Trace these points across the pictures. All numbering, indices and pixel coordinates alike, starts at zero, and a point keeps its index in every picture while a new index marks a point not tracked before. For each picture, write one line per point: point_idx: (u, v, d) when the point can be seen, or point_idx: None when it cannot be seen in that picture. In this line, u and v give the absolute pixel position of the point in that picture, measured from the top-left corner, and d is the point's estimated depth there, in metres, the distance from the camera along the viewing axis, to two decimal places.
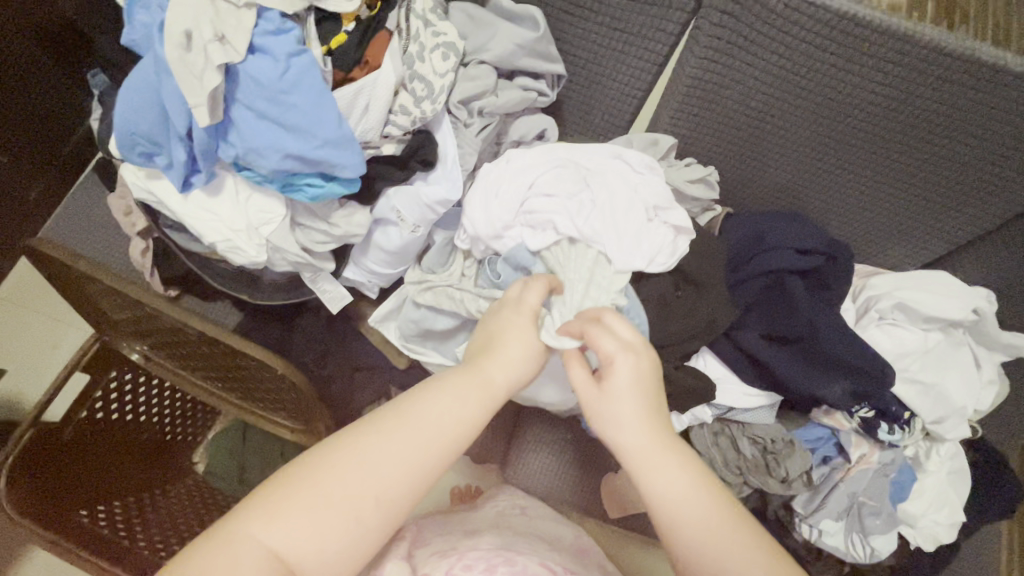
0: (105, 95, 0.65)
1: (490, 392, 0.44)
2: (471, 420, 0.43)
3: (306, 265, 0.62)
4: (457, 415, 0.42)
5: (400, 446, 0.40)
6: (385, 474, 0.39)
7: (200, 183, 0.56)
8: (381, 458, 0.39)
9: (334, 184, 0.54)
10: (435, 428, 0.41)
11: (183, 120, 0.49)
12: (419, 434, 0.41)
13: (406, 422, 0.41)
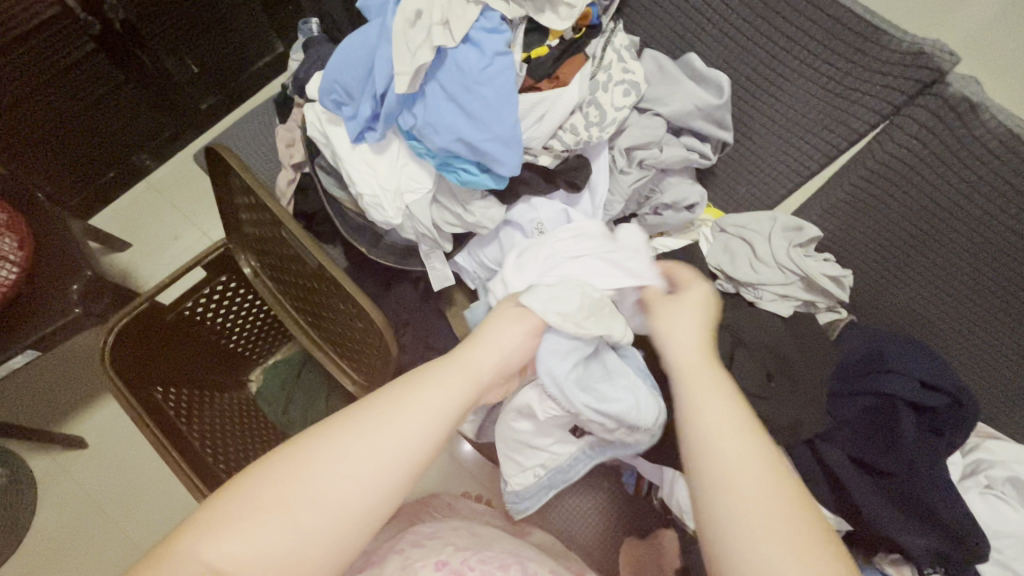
0: (315, 42, 0.73)
1: (466, 381, 0.45)
2: (443, 418, 0.43)
3: (429, 241, 0.67)
4: (446, 401, 0.43)
5: (375, 434, 0.40)
6: (349, 477, 0.39)
7: (369, 139, 0.61)
8: (359, 445, 0.40)
9: (486, 176, 0.57)
10: (406, 434, 0.41)
11: (383, 83, 0.55)
12: (395, 421, 0.41)
13: (384, 413, 0.41)
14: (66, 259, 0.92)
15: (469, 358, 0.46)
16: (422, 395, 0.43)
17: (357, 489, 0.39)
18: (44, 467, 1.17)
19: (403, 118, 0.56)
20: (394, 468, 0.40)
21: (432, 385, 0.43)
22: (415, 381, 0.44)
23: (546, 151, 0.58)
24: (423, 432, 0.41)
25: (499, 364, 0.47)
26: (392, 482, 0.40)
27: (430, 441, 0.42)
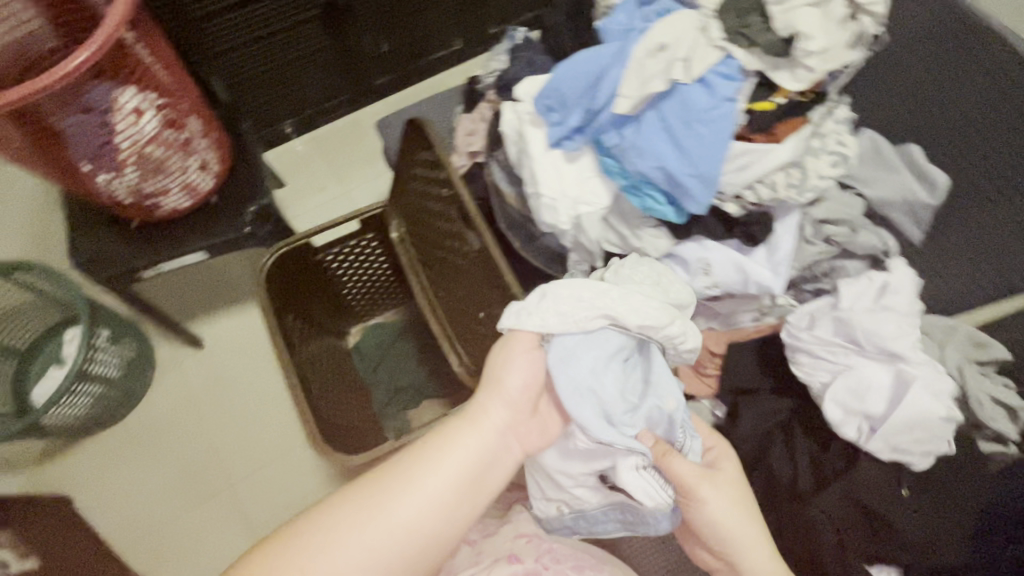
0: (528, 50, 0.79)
1: (485, 428, 0.61)
2: (476, 456, 0.60)
3: (584, 254, 0.70)
4: (473, 441, 0.61)
5: (421, 483, 0.58)
6: (420, 504, 0.58)
7: (563, 147, 0.65)
8: (420, 486, 0.58)
9: (669, 208, 0.60)
10: (451, 469, 0.59)
11: (603, 100, 0.58)
12: (432, 471, 0.59)
13: (426, 466, 0.59)
14: (251, 184, 1.05)
15: (476, 411, 0.61)
16: (450, 450, 0.60)
17: (419, 518, 0.57)
18: (169, 353, 1.34)
19: (606, 136, 0.59)
20: (442, 496, 0.58)
21: (454, 439, 0.60)
22: (435, 443, 0.61)
23: (733, 199, 0.58)
24: (457, 471, 0.59)
25: (509, 410, 0.62)
26: (446, 507, 0.58)
27: (466, 475, 0.60)
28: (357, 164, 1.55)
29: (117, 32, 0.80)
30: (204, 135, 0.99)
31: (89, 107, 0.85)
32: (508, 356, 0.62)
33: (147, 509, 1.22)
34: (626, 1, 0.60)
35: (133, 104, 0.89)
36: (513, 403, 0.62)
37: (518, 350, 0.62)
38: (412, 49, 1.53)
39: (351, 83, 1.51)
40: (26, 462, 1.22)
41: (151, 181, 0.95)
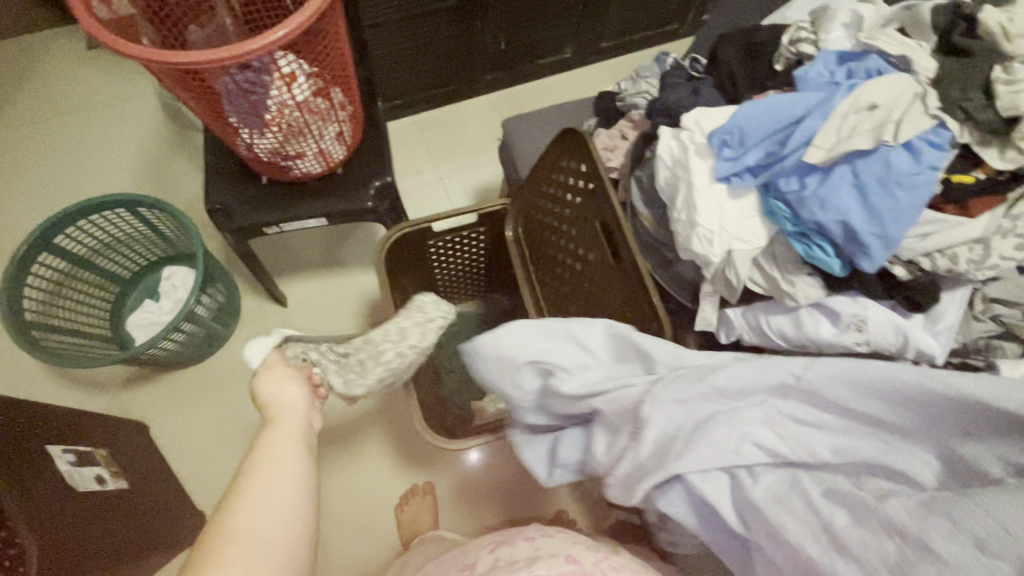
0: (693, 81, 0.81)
1: (287, 431, 0.70)
2: (290, 454, 0.66)
3: (723, 288, 0.71)
4: (283, 450, 0.66)
5: (258, 499, 0.59)
6: (271, 500, 0.60)
7: (730, 183, 0.67)
8: (257, 503, 0.59)
9: (833, 261, 0.61)
10: (279, 466, 0.64)
11: (793, 145, 0.60)
12: (266, 478, 0.62)
13: (248, 489, 0.61)
14: (378, 161, 1.09)
15: (275, 431, 0.70)
16: (270, 462, 0.64)
17: (272, 522, 0.58)
18: (254, 305, 1.38)
19: (785, 180, 0.60)
20: (288, 498, 0.61)
21: (268, 457, 0.65)
22: (258, 464, 0.64)
23: (904, 262, 0.59)
24: (291, 466, 0.65)
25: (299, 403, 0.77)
26: (295, 502, 0.62)
27: (296, 464, 0.66)
28: (455, 153, 1.58)
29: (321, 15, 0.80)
30: (343, 108, 1.02)
31: (252, 68, 0.89)
32: (291, 402, 0.77)
33: (215, 452, 1.26)
34: (826, 53, 0.63)
35: (290, 71, 0.92)
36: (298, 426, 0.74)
37: (286, 411, 0.74)
38: (527, 51, 1.56)
39: (463, 76, 1.55)
40: (113, 385, 1.28)
41: (290, 144, 0.99)
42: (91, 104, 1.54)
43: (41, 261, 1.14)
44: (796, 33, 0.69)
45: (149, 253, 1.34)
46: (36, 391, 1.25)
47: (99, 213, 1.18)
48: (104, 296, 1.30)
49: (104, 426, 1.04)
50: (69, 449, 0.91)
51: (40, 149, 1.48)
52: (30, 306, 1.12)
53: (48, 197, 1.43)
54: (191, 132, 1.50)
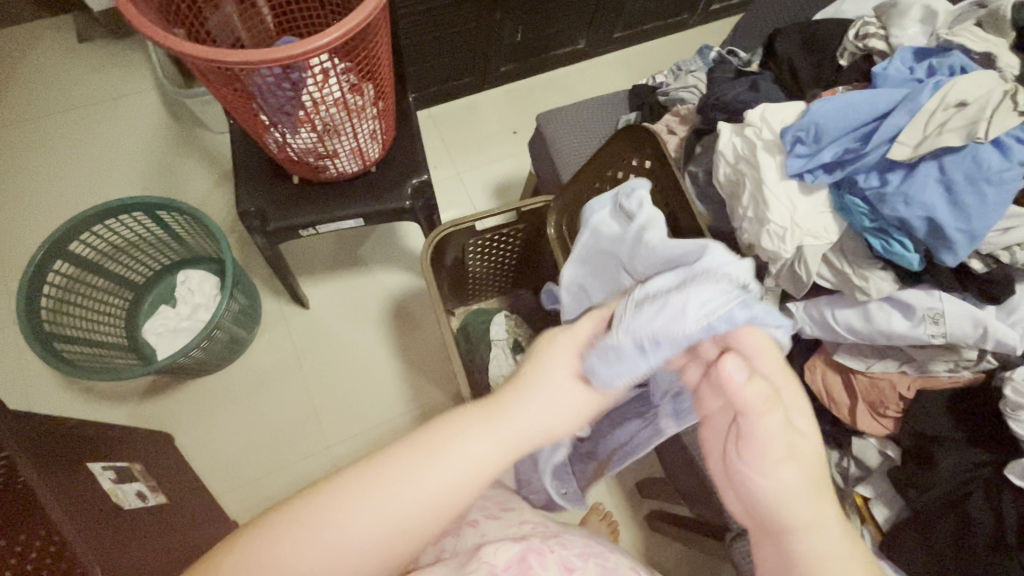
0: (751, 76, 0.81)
1: (503, 441, 0.44)
2: (479, 467, 0.43)
3: (790, 283, 0.71)
4: (476, 447, 0.43)
5: (396, 500, 0.40)
6: (401, 505, 0.40)
7: (801, 179, 0.66)
8: (380, 502, 0.40)
9: (913, 257, 0.62)
10: (449, 476, 0.42)
11: (877, 142, 0.61)
12: (422, 491, 0.41)
13: (411, 479, 0.41)
14: (412, 158, 1.06)
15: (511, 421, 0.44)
16: (446, 465, 0.42)
17: (371, 553, 0.39)
18: (275, 307, 1.34)
19: (864, 177, 0.62)
20: (413, 531, 0.40)
21: (465, 430, 0.43)
22: (451, 440, 0.43)
23: (981, 255, 0.62)
24: (470, 480, 0.42)
25: (570, 415, 0.46)
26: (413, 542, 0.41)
27: (472, 487, 0.42)
28: (471, 147, 1.55)
29: (369, 14, 0.75)
30: (376, 103, 0.94)
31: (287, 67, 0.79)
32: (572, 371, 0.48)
33: (242, 458, 1.22)
34: (902, 50, 0.66)
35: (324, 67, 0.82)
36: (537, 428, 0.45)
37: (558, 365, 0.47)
38: (542, 43, 1.54)
39: (479, 68, 1.52)
40: (132, 396, 1.23)
41: (323, 144, 0.94)
42: (88, 101, 1.46)
43: (55, 269, 1.08)
44: (864, 28, 0.73)
45: (164, 257, 1.29)
46: (51, 404, 1.19)
47: (114, 217, 1.12)
48: (119, 303, 1.24)
49: (137, 440, 1.00)
50: (107, 466, 0.88)
51: (35, 151, 1.40)
52: (47, 317, 1.06)
53: (48, 201, 1.36)
54: (197, 130, 1.44)
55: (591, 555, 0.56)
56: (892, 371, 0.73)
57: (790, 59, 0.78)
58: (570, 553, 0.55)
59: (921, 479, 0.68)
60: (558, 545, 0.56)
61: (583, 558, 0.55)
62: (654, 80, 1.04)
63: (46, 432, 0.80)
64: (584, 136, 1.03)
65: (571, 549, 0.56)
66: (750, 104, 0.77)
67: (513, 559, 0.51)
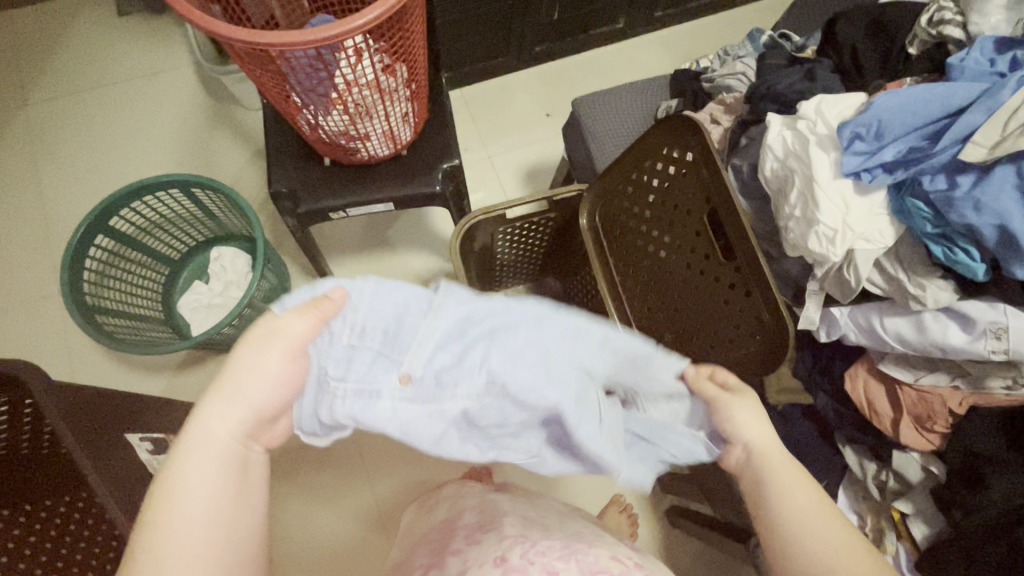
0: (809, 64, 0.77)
1: (251, 418, 0.44)
2: (233, 437, 0.44)
3: (835, 287, 0.68)
4: (223, 427, 0.44)
5: (182, 480, 0.42)
6: (203, 492, 0.42)
7: (858, 179, 0.62)
8: (178, 504, 0.42)
9: (979, 267, 0.58)
10: (215, 445, 0.43)
11: (947, 141, 0.57)
12: (191, 467, 0.42)
13: (163, 496, 0.42)
14: (443, 142, 1.04)
15: (207, 420, 0.43)
16: (195, 451, 0.43)
17: (190, 544, 0.41)
18: (303, 286, 1.36)
19: (930, 179, 0.58)
20: (215, 493, 0.43)
21: (202, 416, 0.43)
22: (189, 432, 0.43)
23: None
24: (233, 443, 0.44)
25: (281, 370, 0.44)
26: (227, 492, 0.43)
27: (237, 450, 0.44)
28: (502, 130, 1.52)
29: None
30: (407, 86, 0.92)
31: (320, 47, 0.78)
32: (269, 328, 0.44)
33: None
34: (983, 39, 0.61)
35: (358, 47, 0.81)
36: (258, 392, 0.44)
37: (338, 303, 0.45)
38: (579, 22, 1.48)
39: (513, 47, 1.48)
40: (166, 367, 1.27)
41: (355, 127, 0.92)
42: (126, 76, 1.48)
43: (96, 244, 1.11)
44: (939, 12, 0.67)
45: (197, 234, 1.31)
46: (91, 371, 1.24)
47: (151, 193, 1.14)
48: (155, 277, 1.27)
49: (174, 413, 1.03)
50: (144, 437, 0.91)
51: (75, 125, 1.43)
52: (88, 290, 1.10)
53: (89, 174, 1.39)
54: (230, 106, 1.45)
55: (573, 554, 0.55)
56: (942, 385, 0.69)
57: (852, 46, 0.75)
58: (551, 558, 0.54)
59: (969, 500, 0.66)
60: (538, 553, 0.55)
61: (566, 559, 0.54)
62: (699, 64, 1.00)
63: (93, 399, 0.82)
64: (621, 121, 0.99)
65: (552, 553, 0.55)
66: (804, 94, 0.73)
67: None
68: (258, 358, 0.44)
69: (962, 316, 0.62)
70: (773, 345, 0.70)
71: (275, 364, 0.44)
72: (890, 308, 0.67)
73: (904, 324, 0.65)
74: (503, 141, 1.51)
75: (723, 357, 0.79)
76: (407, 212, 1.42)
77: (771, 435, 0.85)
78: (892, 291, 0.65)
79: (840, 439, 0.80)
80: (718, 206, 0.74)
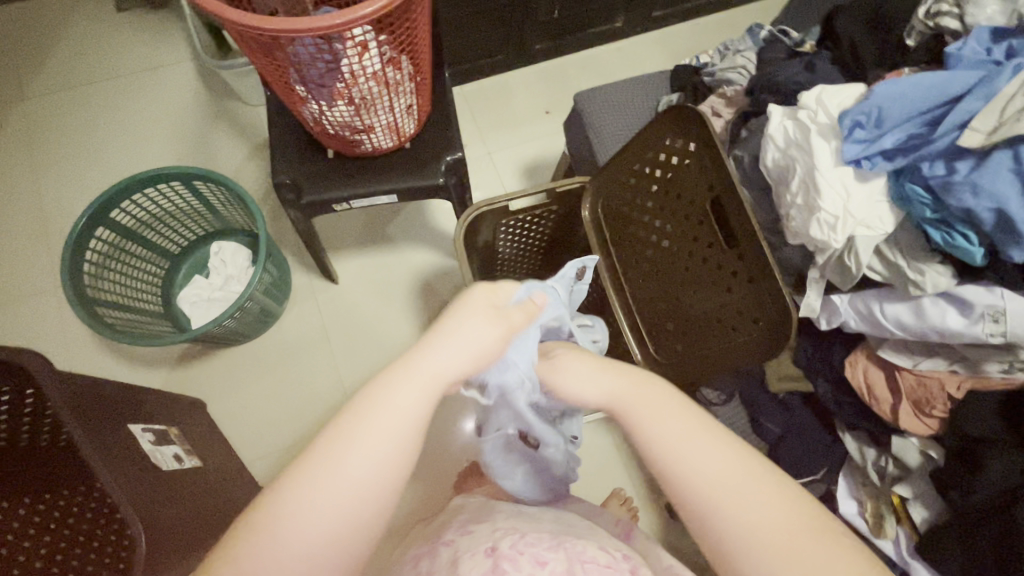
0: (809, 57, 0.78)
1: (434, 386, 0.48)
2: (418, 414, 0.47)
3: (836, 274, 0.69)
4: (411, 402, 0.47)
5: (379, 406, 0.46)
6: (370, 459, 0.44)
7: (858, 166, 0.64)
8: (346, 453, 0.44)
9: (977, 251, 0.59)
10: (401, 418, 0.46)
11: (945, 127, 0.58)
12: (393, 397, 0.46)
13: (360, 414, 0.46)
14: (447, 135, 1.05)
15: (419, 360, 0.48)
16: (401, 381, 0.47)
17: (344, 502, 0.43)
18: (304, 280, 1.36)
19: (929, 165, 0.60)
20: (404, 431, 0.46)
21: (390, 385, 0.47)
22: (398, 366, 0.48)
23: None
24: (412, 423, 0.46)
25: (468, 354, 0.50)
26: (409, 436, 0.46)
27: (412, 425, 0.46)
28: (502, 127, 1.53)
29: None
30: (412, 79, 0.92)
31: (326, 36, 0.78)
32: (467, 309, 0.52)
33: (269, 427, 1.25)
34: (980, 29, 0.63)
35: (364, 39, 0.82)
36: (453, 369, 0.49)
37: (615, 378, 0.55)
38: (580, 20, 1.49)
39: (514, 44, 1.49)
40: (166, 361, 1.27)
41: (359, 118, 0.93)
42: (126, 71, 1.48)
43: (97, 236, 1.11)
44: (937, 5, 0.68)
45: (197, 228, 1.31)
46: (90, 365, 1.24)
47: (152, 186, 1.14)
48: (154, 271, 1.27)
49: (175, 404, 1.02)
50: (147, 428, 0.90)
51: (74, 120, 1.43)
52: (89, 281, 1.09)
53: (88, 168, 1.38)
54: (231, 102, 1.45)
55: (561, 545, 0.56)
56: (941, 370, 0.70)
57: (851, 39, 0.76)
58: (540, 548, 0.55)
59: (968, 482, 0.67)
60: (527, 544, 0.55)
61: (555, 549, 0.55)
62: (699, 60, 1.01)
63: (91, 389, 0.81)
64: (623, 114, 1.00)
65: (541, 544, 0.55)
66: (804, 85, 0.75)
67: (487, 569, 0.52)
68: (454, 327, 0.51)
69: (960, 301, 0.64)
70: (776, 331, 0.71)
71: (464, 346, 0.50)
72: (854, 294, 0.72)
73: (899, 310, 0.67)
74: (502, 138, 1.52)
75: (727, 345, 0.80)
76: (409, 207, 1.42)
77: (773, 423, 0.86)
78: (890, 276, 0.66)
79: (841, 427, 0.82)
80: (723, 195, 0.75)
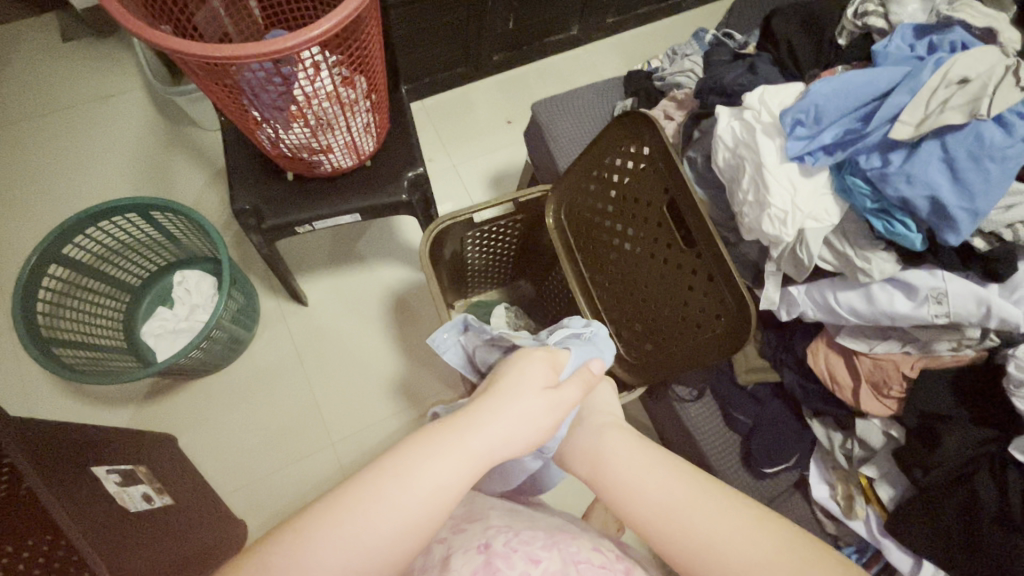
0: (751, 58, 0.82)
1: (471, 458, 0.46)
2: (450, 485, 0.45)
3: (790, 266, 0.70)
4: (446, 466, 0.45)
5: (412, 470, 0.44)
6: (393, 511, 0.42)
7: (802, 162, 0.66)
8: (389, 496, 0.42)
9: (916, 237, 0.62)
10: (432, 486, 0.44)
11: (878, 122, 0.61)
12: (423, 466, 0.44)
13: (404, 466, 0.44)
14: (408, 151, 1.05)
15: (472, 436, 0.47)
16: (444, 446, 0.46)
17: (360, 549, 0.40)
18: (273, 305, 1.33)
19: (866, 158, 0.62)
20: (428, 510, 0.43)
21: (433, 446, 0.46)
22: (440, 435, 0.47)
23: (984, 234, 0.62)
24: (440, 488, 0.44)
25: (509, 441, 0.49)
26: (432, 514, 0.43)
27: (446, 499, 0.44)
28: (465, 138, 1.53)
29: (360, 7, 0.74)
30: (368, 97, 0.92)
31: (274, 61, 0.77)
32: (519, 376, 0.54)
33: (248, 455, 1.22)
34: (903, 27, 0.67)
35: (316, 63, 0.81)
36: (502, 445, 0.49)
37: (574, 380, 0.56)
38: (534, 30, 1.51)
39: (471, 58, 1.50)
40: (132, 398, 1.23)
41: (317, 139, 0.92)
42: (73, 102, 1.44)
43: (50, 273, 1.07)
44: (864, 6, 0.73)
45: (159, 258, 1.28)
46: (51, 409, 1.19)
47: (106, 219, 1.11)
48: (115, 305, 1.23)
49: (139, 442, 0.99)
50: (112, 470, 0.87)
51: (22, 157, 1.38)
52: (44, 322, 1.05)
53: (39, 204, 1.34)
54: (187, 128, 1.42)
55: (556, 543, 0.56)
56: (895, 352, 0.73)
57: (789, 41, 0.80)
58: (533, 547, 0.55)
59: (927, 458, 0.69)
60: (521, 542, 0.55)
61: (549, 548, 0.55)
62: (649, 65, 1.04)
63: (43, 434, 0.76)
64: (579, 121, 1.02)
65: (535, 542, 0.55)
66: (747, 86, 0.78)
67: (479, 566, 0.52)
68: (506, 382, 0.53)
69: (905, 286, 0.67)
70: (738, 327, 0.73)
71: (515, 421, 0.50)
72: (807, 283, 0.74)
73: (849, 294, 0.70)
74: (466, 148, 1.52)
75: (691, 343, 0.81)
76: (376, 225, 1.42)
77: (744, 415, 0.87)
78: (837, 265, 0.69)
79: (808, 412, 0.84)
80: (680, 196, 0.76)
